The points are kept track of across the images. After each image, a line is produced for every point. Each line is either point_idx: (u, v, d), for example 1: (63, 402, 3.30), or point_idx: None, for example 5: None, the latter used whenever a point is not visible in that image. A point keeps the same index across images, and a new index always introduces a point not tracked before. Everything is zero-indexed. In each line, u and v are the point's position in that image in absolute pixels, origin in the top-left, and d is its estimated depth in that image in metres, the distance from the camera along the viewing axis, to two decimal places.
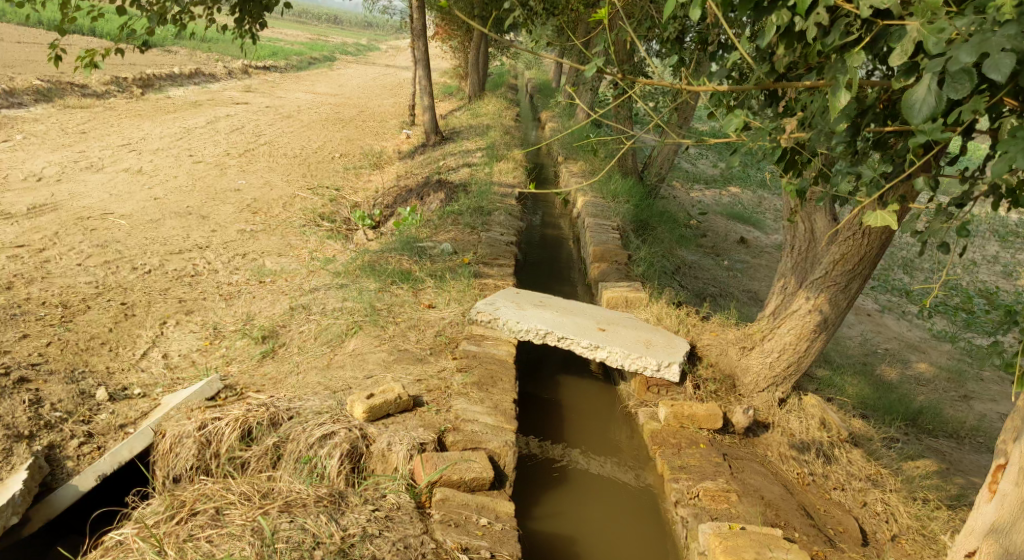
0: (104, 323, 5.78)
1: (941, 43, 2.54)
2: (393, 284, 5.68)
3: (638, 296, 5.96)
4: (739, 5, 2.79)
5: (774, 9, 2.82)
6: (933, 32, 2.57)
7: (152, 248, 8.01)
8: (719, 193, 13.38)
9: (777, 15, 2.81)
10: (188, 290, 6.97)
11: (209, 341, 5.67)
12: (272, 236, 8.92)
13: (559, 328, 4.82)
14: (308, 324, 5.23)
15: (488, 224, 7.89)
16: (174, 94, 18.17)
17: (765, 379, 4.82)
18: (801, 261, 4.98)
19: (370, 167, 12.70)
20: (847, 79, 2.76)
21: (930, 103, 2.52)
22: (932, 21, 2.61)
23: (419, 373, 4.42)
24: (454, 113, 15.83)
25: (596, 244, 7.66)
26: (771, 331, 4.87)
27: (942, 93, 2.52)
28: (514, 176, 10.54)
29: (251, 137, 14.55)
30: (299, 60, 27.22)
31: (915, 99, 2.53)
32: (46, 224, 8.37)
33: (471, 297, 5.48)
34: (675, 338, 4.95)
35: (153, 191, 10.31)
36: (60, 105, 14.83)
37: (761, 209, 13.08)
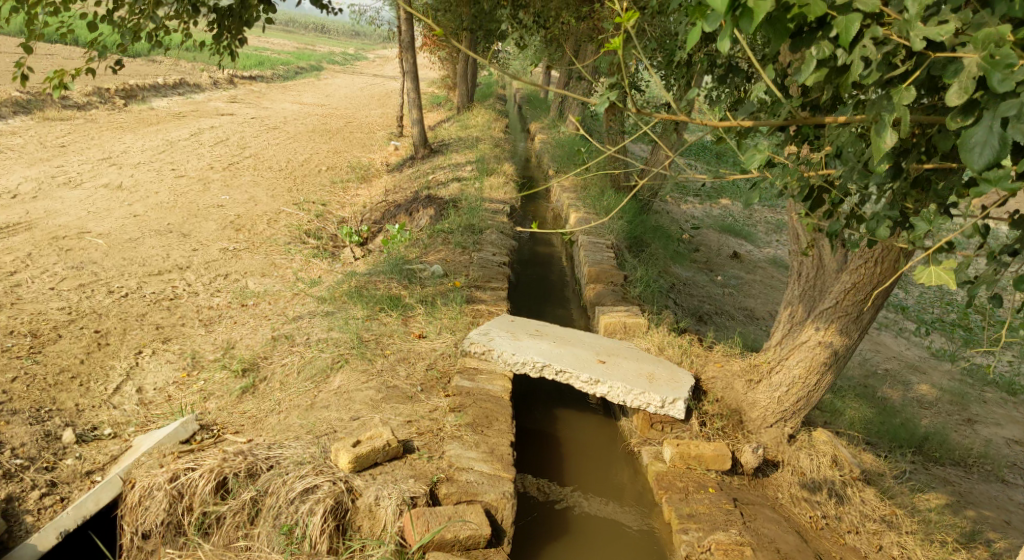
0: (76, 354, 5.49)
1: (1008, 79, 2.34)
2: (381, 311, 5.40)
3: (637, 322, 5.71)
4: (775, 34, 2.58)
5: (814, 41, 2.63)
6: (999, 65, 2.36)
7: (130, 270, 7.71)
8: (710, 205, 13.16)
9: (817, 47, 2.62)
10: (166, 315, 6.68)
11: (187, 373, 5.38)
12: (256, 255, 8.63)
13: (557, 361, 4.56)
14: (291, 356, 4.95)
15: (480, 243, 7.62)
16: (157, 105, 17.86)
17: (774, 415, 4.55)
18: (809, 289, 4.72)
19: (357, 181, 12.42)
20: (893, 116, 2.55)
21: (992, 146, 2.36)
22: (995, 53, 2.40)
23: (408, 414, 4.15)
24: (443, 124, 15.58)
25: (590, 264, 7.42)
26: (779, 363, 4.60)
27: (1005, 134, 2.36)
28: (505, 192, 10.29)
29: (235, 149, 14.26)
30: (285, 70, 26.96)
31: (974, 141, 2.38)
32: (19, 245, 8.07)
33: (463, 325, 5.21)
34: (679, 370, 4.69)
35: (133, 208, 10.01)
36: (40, 117, 14.51)
37: (752, 221, 12.86)
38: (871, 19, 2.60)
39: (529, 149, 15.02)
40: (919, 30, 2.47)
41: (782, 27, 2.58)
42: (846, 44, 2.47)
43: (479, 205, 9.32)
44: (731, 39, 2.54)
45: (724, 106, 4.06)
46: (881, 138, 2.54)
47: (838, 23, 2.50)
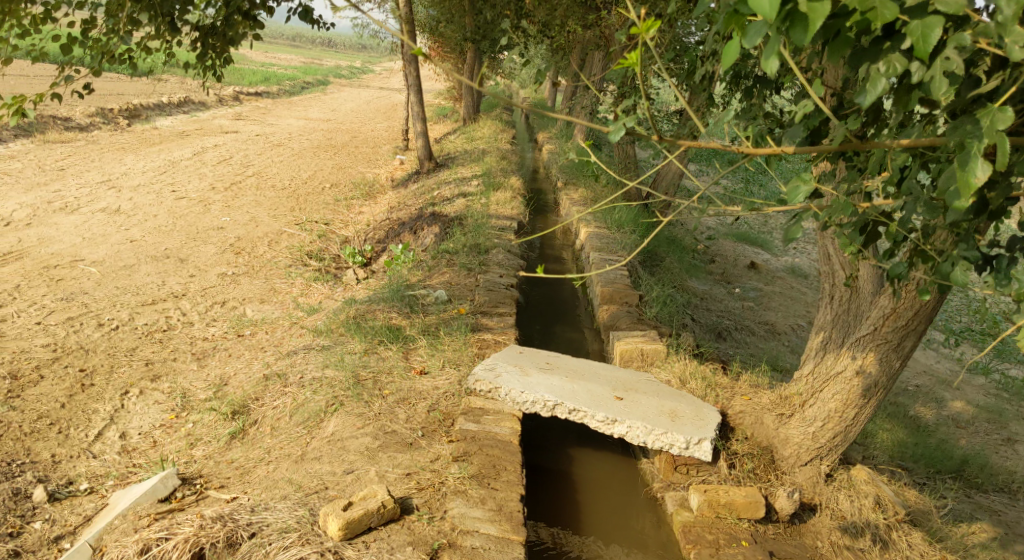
0: (57, 397, 5.16)
1: None
2: (380, 344, 5.04)
3: (655, 348, 5.33)
4: (837, 51, 2.25)
5: (882, 55, 2.28)
6: None
7: (123, 300, 7.39)
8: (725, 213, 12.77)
9: (886, 62, 2.28)
10: (157, 348, 6.35)
11: (175, 414, 5.04)
12: (255, 279, 8.30)
13: (570, 399, 4.19)
14: (283, 396, 4.60)
15: (486, 264, 7.27)
16: (161, 124, 17.63)
17: (808, 453, 4.14)
18: (843, 314, 4.33)
19: (362, 197, 12.10)
20: (984, 143, 2.23)
21: None
22: None
23: (407, 465, 3.79)
24: (449, 137, 15.26)
25: (603, 284, 7.07)
26: (813, 396, 4.20)
27: None
28: (512, 207, 9.93)
29: (239, 168, 13.97)
30: (292, 85, 26.76)
31: None
32: (9, 277, 7.77)
33: (468, 359, 4.84)
34: (704, 405, 4.30)
35: (130, 232, 9.72)
36: (40, 140, 14.28)
37: (768, 228, 12.46)
38: (952, 24, 2.26)
39: (538, 161, 14.67)
40: (1016, 37, 2.15)
41: (840, 39, 2.25)
42: (923, 54, 2.13)
43: (485, 221, 8.97)
44: (777, 57, 2.20)
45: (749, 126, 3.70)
46: (969, 170, 2.21)
47: (911, 29, 2.16)
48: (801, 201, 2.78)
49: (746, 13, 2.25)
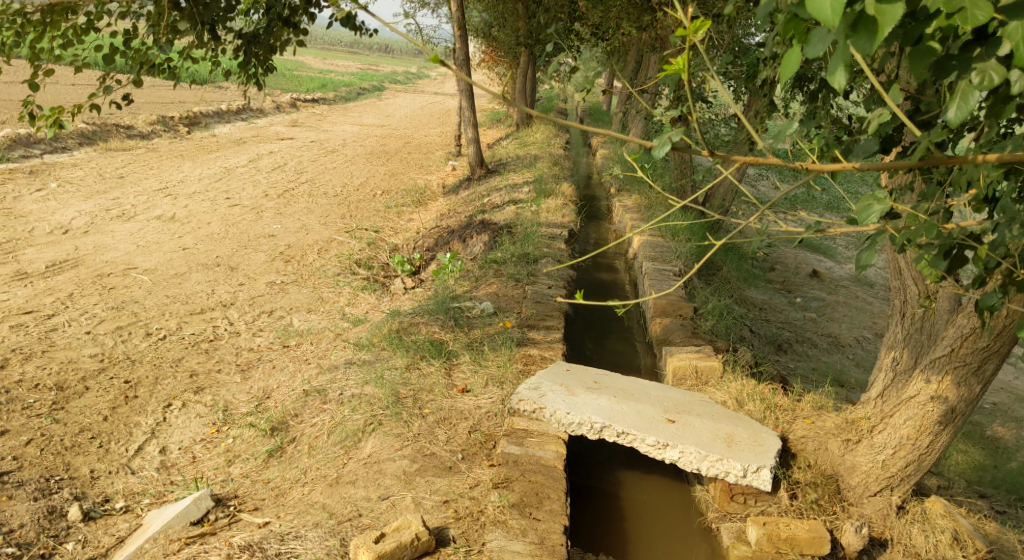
0: (100, 410, 5.12)
1: None
2: (422, 360, 4.91)
3: (710, 366, 5.10)
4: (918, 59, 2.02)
5: (973, 65, 2.04)
6: None
7: (172, 309, 7.40)
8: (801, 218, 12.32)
9: (977, 72, 2.04)
10: (202, 359, 6.31)
11: (216, 429, 4.97)
12: (304, 288, 8.25)
13: (618, 421, 3.99)
14: (322, 413, 4.48)
15: (534, 274, 7.10)
16: (219, 131, 17.86)
17: (877, 482, 3.87)
18: (915, 331, 4.05)
19: (413, 204, 12.04)
20: None
21: None
22: None
23: (445, 492, 3.63)
24: (502, 142, 15.14)
25: (656, 296, 6.83)
26: (882, 421, 3.93)
27: None
28: (563, 214, 9.74)
29: (292, 175, 14.04)
30: (348, 91, 26.95)
31: None
32: (63, 285, 7.83)
33: (512, 377, 4.67)
34: (763, 429, 4.06)
35: (183, 240, 9.79)
36: (102, 148, 14.55)
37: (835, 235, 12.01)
38: None
39: (591, 166, 14.46)
40: None
41: (922, 46, 2.01)
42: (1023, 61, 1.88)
43: (535, 230, 8.80)
44: (844, 67, 1.99)
45: (814, 137, 3.45)
46: None
47: (1009, 32, 1.92)
48: (875, 222, 2.53)
49: (807, 19, 2.04)
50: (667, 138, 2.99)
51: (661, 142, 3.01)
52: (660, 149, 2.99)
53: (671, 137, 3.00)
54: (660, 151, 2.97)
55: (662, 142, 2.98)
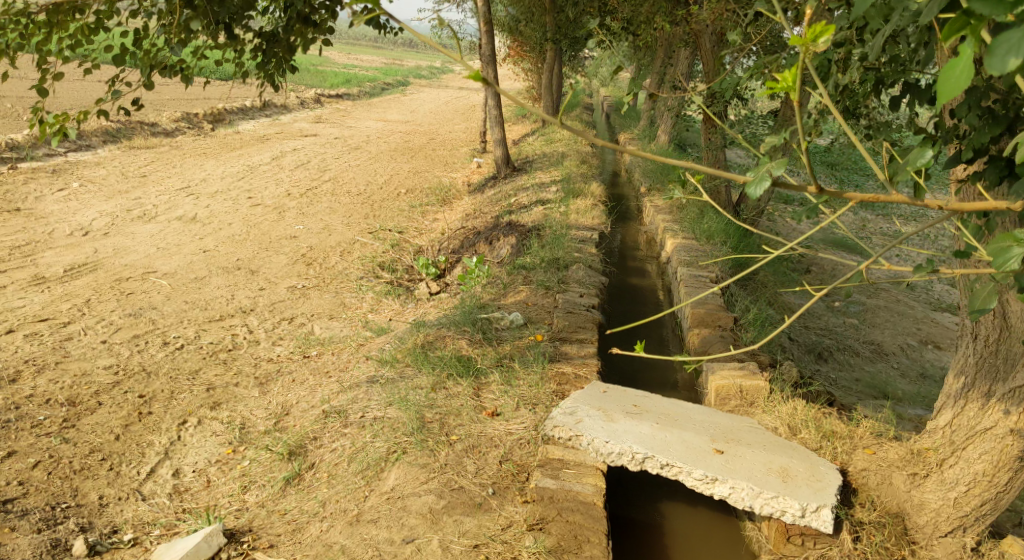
0: (112, 427, 4.87)
1: None
2: (449, 378, 4.63)
3: (756, 386, 4.78)
4: None
5: None
6: None
7: (190, 315, 7.17)
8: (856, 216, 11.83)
9: None
10: (220, 370, 6.08)
11: (233, 449, 4.74)
12: (326, 293, 8.00)
13: (663, 453, 3.72)
14: (342, 437, 4.22)
15: (566, 281, 6.81)
16: (243, 127, 17.68)
17: (949, 522, 3.68)
18: (989, 354, 3.71)
19: (437, 203, 11.78)
20: None
21: None
22: None
23: (475, 534, 3.39)
24: (528, 139, 14.86)
25: (693, 305, 6.52)
26: (953, 454, 3.75)
27: None
28: (593, 215, 9.43)
29: (316, 172, 13.82)
30: (373, 86, 26.74)
31: None
32: (80, 290, 7.62)
33: (545, 399, 4.41)
34: (823, 461, 3.79)
35: (204, 242, 9.57)
36: (126, 145, 14.41)
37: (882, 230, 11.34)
38: None
39: (619, 163, 14.14)
40: None
41: None
42: None
43: (564, 233, 8.49)
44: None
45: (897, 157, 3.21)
46: None
47: None
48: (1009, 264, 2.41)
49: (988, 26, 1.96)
50: (766, 171, 2.62)
51: (759, 175, 2.63)
52: (757, 185, 2.62)
53: (771, 170, 2.60)
54: (757, 188, 2.59)
55: (761, 177, 2.59)
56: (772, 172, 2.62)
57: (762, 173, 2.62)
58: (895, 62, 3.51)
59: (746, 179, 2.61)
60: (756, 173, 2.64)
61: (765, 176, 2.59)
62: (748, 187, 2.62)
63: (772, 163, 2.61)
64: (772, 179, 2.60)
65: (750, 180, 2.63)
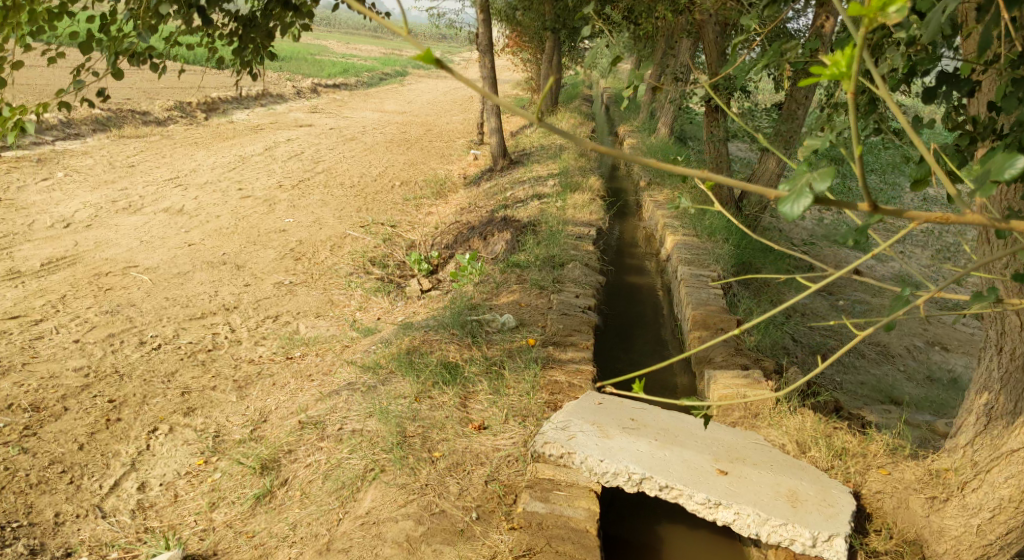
0: (76, 436, 4.59)
1: None
2: (434, 387, 4.34)
3: (761, 396, 4.51)
4: None
5: None
6: None
7: (170, 313, 6.87)
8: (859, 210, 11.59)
9: None
10: (197, 373, 5.79)
11: (205, 459, 4.46)
12: (313, 290, 7.70)
13: (662, 475, 3.48)
14: (318, 451, 3.93)
15: (561, 280, 6.51)
16: (237, 117, 17.36)
17: (971, 551, 3.45)
18: (1016, 371, 3.50)
19: (432, 196, 11.48)
20: None
21: None
22: None
23: None
24: (526, 131, 14.55)
25: (694, 306, 6.25)
26: (976, 477, 3.53)
27: None
28: (591, 210, 9.15)
29: (309, 164, 13.50)
30: (370, 76, 26.42)
31: None
32: (56, 285, 7.32)
33: (536, 411, 4.12)
34: (837, 485, 3.55)
35: (190, 235, 9.26)
36: (115, 134, 14.08)
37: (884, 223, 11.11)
38: None
39: (619, 156, 13.82)
40: None
41: None
42: None
43: (561, 229, 8.21)
44: None
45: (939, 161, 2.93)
46: None
47: None
48: None
49: None
50: (804, 184, 2.24)
51: (796, 189, 2.26)
52: (793, 201, 2.25)
53: (813, 184, 2.22)
54: (794, 205, 2.23)
55: (800, 191, 2.23)
56: (812, 186, 2.24)
57: (801, 187, 2.24)
58: (933, 54, 3.23)
59: (780, 196, 2.26)
60: (792, 187, 2.27)
61: (807, 192, 2.22)
62: (784, 206, 2.25)
63: (812, 174, 2.23)
64: (812, 195, 2.22)
65: (786, 196, 2.26)
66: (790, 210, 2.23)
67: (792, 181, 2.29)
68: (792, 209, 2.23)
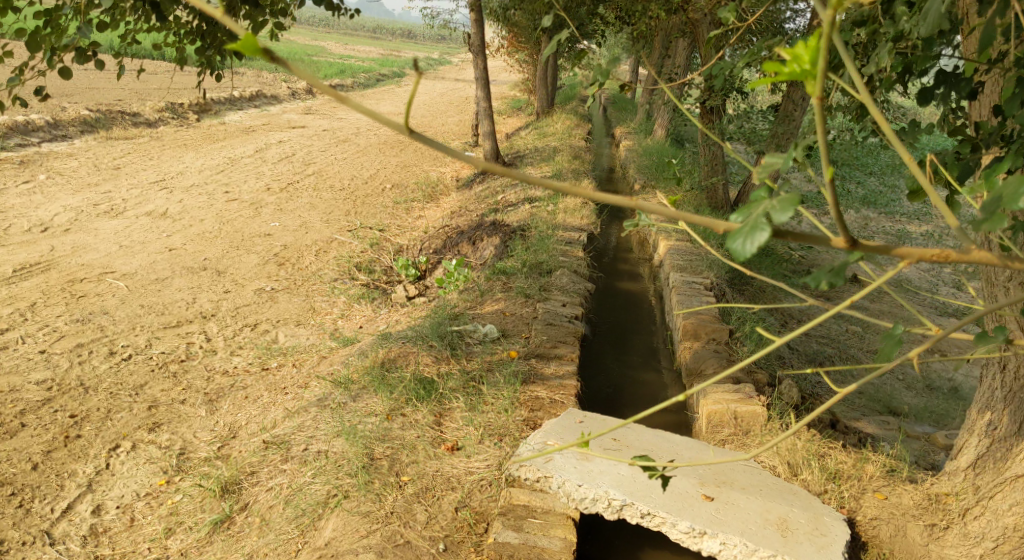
0: (30, 455, 4.37)
1: None
2: (408, 404, 4.11)
3: (752, 412, 4.28)
4: None
5: None
6: None
7: (144, 320, 6.63)
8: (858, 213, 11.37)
9: None
10: (168, 386, 5.56)
11: (166, 479, 4.23)
12: (295, 296, 7.46)
13: (643, 501, 3.26)
14: (280, 475, 3.71)
15: (548, 288, 6.29)
16: (229, 118, 17.12)
17: None
18: (1020, 390, 3.28)
19: (423, 199, 11.25)
20: None
21: None
22: None
23: None
24: (521, 132, 14.33)
25: (685, 314, 6.03)
26: (978, 504, 3.34)
27: None
28: (583, 213, 8.93)
29: (299, 166, 13.27)
30: (367, 78, 26.18)
31: None
32: (28, 292, 7.09)
33: (514, 430, 3.90)
34: (831, 512, 3.32)
35: (171, 240, 9.02)
36: (103, 136, 13.85)
37: (881, 226, 10.87)
38: None
39: (614, 157, 13.60)
40: None
41: None
42: None
43: (551, 234, 7.99)
44: None
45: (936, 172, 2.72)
46: None
47: None
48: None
49: None
50: (760, 215, 1.91)
51: (750, 220, 1.94)
52: (747, 236, 1.92)
53: (768, 214, 1.91)
54: (747, 241, 1.90)
55: (754, 225, 1.90)
56: (769, 217, 1.92)
57: (755, 220, 1.92)
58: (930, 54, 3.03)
59: (731, 230, 1.92)
60: (746, 218, 1.94)
61: (763, 225, 1.89)
62: (735, 240, 1.92)
63: (770, 203, 1.92)
64: (769, 228, 1.90)
65: (738, 230, 1.92)
66: (742, 247, 1.90)
67: (746, 210, 1.97)
68: (744, 244, 1.90)
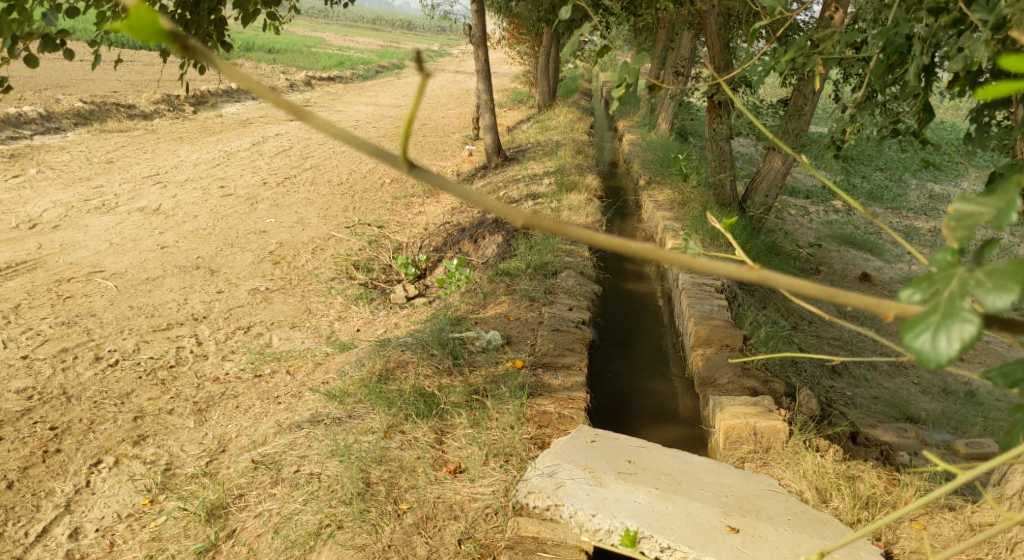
0: (5, 473, 4.12)
1: None
2: (406, 420, 3.86)
3: (773, 428, 3.99)
4: None
5: None
6: None
7: (133, 323, 6.36)
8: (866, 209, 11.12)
9: None
10: (156, 394, 5.31)
11: (150, 499, 3.98)
12: (290, 296, 7.20)
13: (664, 533, 3.03)
14: (269, 499, 3.46)
15: (553, 291, 6.02)
16: (227, 110, 16.82)
17: None
18: None
19: (423, 194, 10.99)
20: None
21: None
22: None
23: None
24: (522, 125, 14.05)
25: (697, 319, 5.76)
26: None
27: None
28: (587, 210, 8.66)
29: (297, 160, 12.98)
30: (368, 70, 25.87)
31: None
32: (12, 293, 6.82)
33: (521, 450, 3.65)
34: (867, 546, 3.08)
35: (164, 237, 8.75)
36: (97, 129, 13.56)
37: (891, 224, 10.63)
38: None
39: (617, 151, 13.33)
40: None
41: None
42: None
43: None
44: None
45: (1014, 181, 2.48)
46: None
47: None
48: None
49: None
50: (961, 296, 1.41)
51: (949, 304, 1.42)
52: (944, 327, 1.41)
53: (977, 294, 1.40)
54: (945, 335, 1.40)
55: (958, 311, 1.40)
56: (968, 300, 1.42)
57: (950, 304, 1.41)
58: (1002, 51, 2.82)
59: (916, 317, 1.41)
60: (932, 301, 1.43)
61: (968, 313, 1.39)
62: (921, 335, 1.41)
63: (969, 278, 1.42)
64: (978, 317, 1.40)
65: (923, 318, 1.42)
66: (935, 343, 1.40)
67: (927, 288, 1.46)
68: (936, 340, 1.39)
